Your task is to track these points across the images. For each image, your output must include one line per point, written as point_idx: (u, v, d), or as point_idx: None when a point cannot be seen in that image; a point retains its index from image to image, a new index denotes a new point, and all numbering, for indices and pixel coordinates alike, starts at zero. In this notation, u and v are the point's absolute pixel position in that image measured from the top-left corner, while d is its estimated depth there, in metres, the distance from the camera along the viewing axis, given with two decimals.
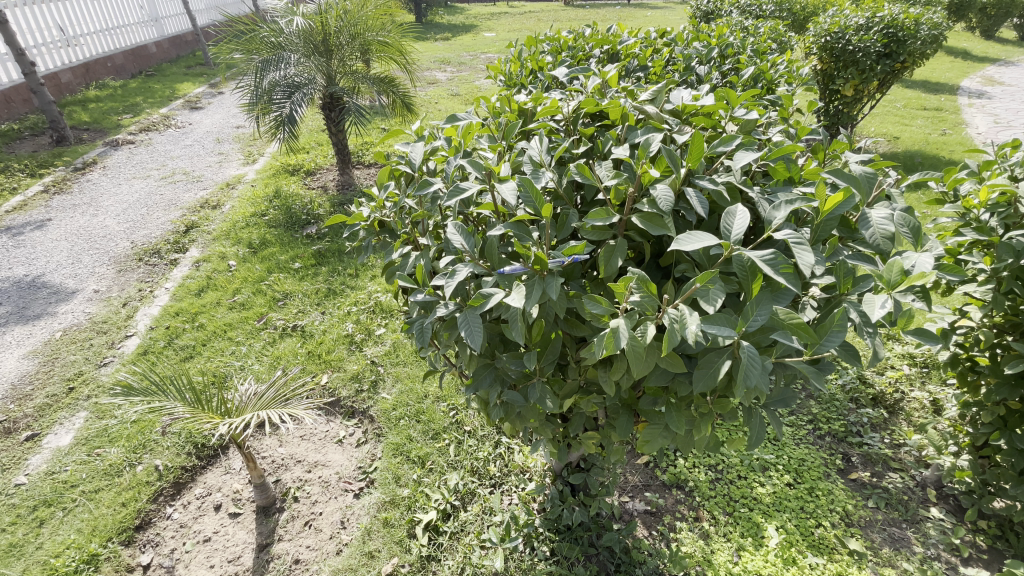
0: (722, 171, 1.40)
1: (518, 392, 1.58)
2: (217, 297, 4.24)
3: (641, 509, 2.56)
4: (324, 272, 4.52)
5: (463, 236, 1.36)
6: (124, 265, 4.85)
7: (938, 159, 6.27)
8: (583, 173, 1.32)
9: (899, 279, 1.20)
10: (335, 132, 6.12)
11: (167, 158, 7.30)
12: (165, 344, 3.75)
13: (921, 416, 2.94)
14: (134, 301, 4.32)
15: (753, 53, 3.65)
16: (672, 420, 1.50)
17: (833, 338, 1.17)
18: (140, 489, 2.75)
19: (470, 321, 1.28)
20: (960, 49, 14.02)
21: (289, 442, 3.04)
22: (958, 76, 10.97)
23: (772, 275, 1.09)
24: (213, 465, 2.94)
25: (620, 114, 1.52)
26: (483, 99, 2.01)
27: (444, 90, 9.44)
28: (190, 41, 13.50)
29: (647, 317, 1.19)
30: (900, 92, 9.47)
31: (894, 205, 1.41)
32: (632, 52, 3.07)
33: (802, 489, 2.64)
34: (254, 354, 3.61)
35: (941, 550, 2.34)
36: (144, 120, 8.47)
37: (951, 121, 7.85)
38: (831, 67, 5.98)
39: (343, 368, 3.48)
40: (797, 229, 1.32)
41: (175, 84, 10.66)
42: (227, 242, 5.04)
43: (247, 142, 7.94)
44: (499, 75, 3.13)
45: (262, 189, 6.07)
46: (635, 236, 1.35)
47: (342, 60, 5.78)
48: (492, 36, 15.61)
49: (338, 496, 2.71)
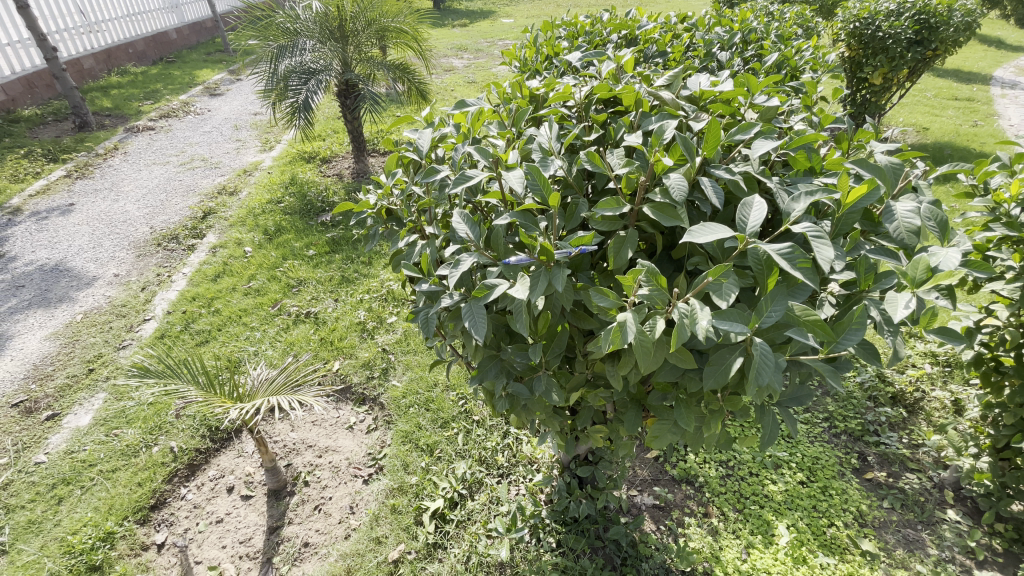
0: (739, 161, 1.35)
1: (523, 384, 1.56)
2: (232, 283, 4.29)
3: (650, 503, 2.54)
4: (337, 259, 4.53)
5: (468, 225, 1.34)
6: (143, 250, 4.94)
7: (969, 151, 6.04)
8: (594, 161, 1.29)
9: (924, 276, 1.14)
10: (351, 119, 6.10)
11: (186, 144, 7.39)
12: (182, 329, 3.81)
13: (941, 416, 2.85)
14: (152, 286, 4.40)
15: (777, 38, 3.53)
16: (681, 415, 1.47)
17: (852, 336, 1.12)
18: (156, 469, 2.81)
19: (475, 312, 1.26)
20: (996, 37, 13.47)
21: (301, 427, 3.08)
22: (992, 65, 10.51)
23: (789, 270, 1.04)
24: (226, 448, 2.99)
25: (634, 100, 1.47)
26: (494, 85, 1.98)
27: (460, 77, 9.36)
28: (210, 27, 13.57)
29: (657, 311, 1.16)
30: (931, 82, 9.13)
31: (921, 197, 1.34)
32: (651, 37, 2.99)
33: (815, 487, 2.59)
34: (268, 340, 3.65)
35: (956, 553, 2.28)
36: (164, 107, 8.57)
37: (984, 112, 7.55)
38: (858, 55, 5.77)
39: (354, 356, 3.50)
40: (816, 221, 1.26)
41: (195, 71, 10.75)
42: (243, 229, 5.09)
43: (264, 129, 7.99)
44: (514, 62, 3.07)
45: (278, 176, 6.11)
46: (646, 227, 1.31)
47: (358, 46, 5.74)
48: (511, 22, 15.42)
49: (347, 482, 2.74)
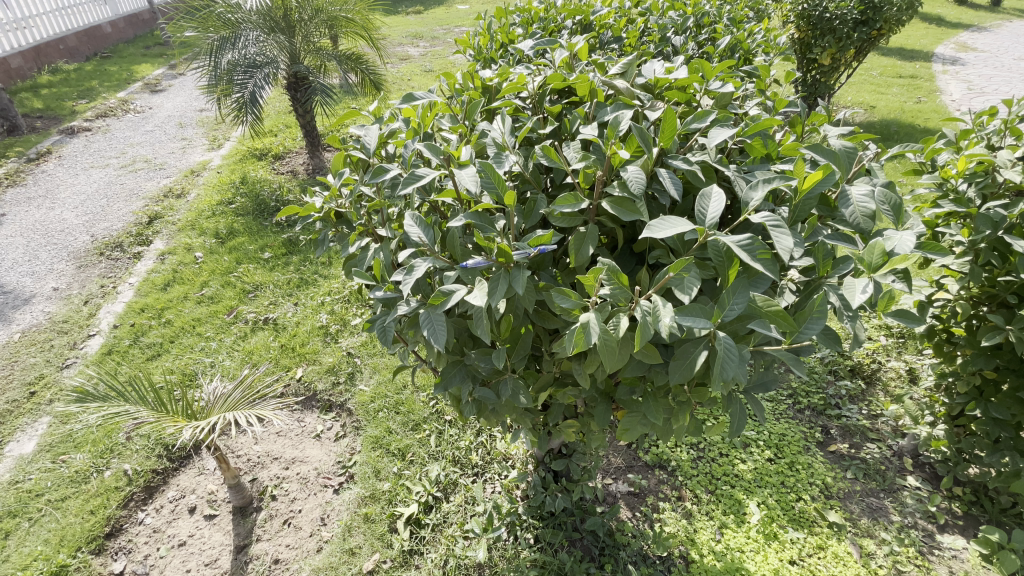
0: (696, 150, 1.32)
1: (489, 388, 1.51)
2: (183, 291, 4.07)
3: (625, 491, 2.56)
4: (295, 261, 4.37)
5: (422, 228, 1.27)
6: (85, 260, 4.63)
7: (913, 127, 6.28)
8: (550, 156, 1.24)
9: (881, 261, 1.14)
10: (302, 113, 5.86)
11: (126, 145, 6.96)
12: (131, 343, 3.60)
13: (897, 386, 2.97)
14: (96, 298, 4.14)
15: (729, 21, 3.54)
16: (651, 409, 1.45)
17: (814, 325, 1.11)
18: (109, 495, 2.66)
19: (433, 320, 1.20)
20: (935, 16, 14.00)
21: (265, 440, 2.97)
22: (932, 43, 10.95)
23: (749, 262, 1.02)
24: (185, 466, 2.84)
25: (588, 90, 1.42)
26: (445, 76, 1.90)
27: (416, 67, 9.12)
28: (148, 19, 12.81)
29: (620, 309, 1.13)
30: (876, 60, 9.46)
31: (874, 180, 1.35)
32: (606, 23, 2.94)
33: (783, 463, 2.65)
34: (225, 349, 3.49)
35: (918, 518, 2.38)
36: (101, 106, 8.04)
37: (926, 89, 7.86)
38: (808, 36, 5.89)
39: (318, 361, 3.38)
40: (775, 209, 1.25)
41: (133, 66, 10.12)
42: (193, 233, 4.83)
43: (211, 127, 7.60)
44: (468, 50, 2.98)
45: (228, 176, 5.82)
46: (606, 222, 1.27)
47: (306, 36, 5.50)
48: (465, 8, 15.11)
49: (317, 493, 2.65)
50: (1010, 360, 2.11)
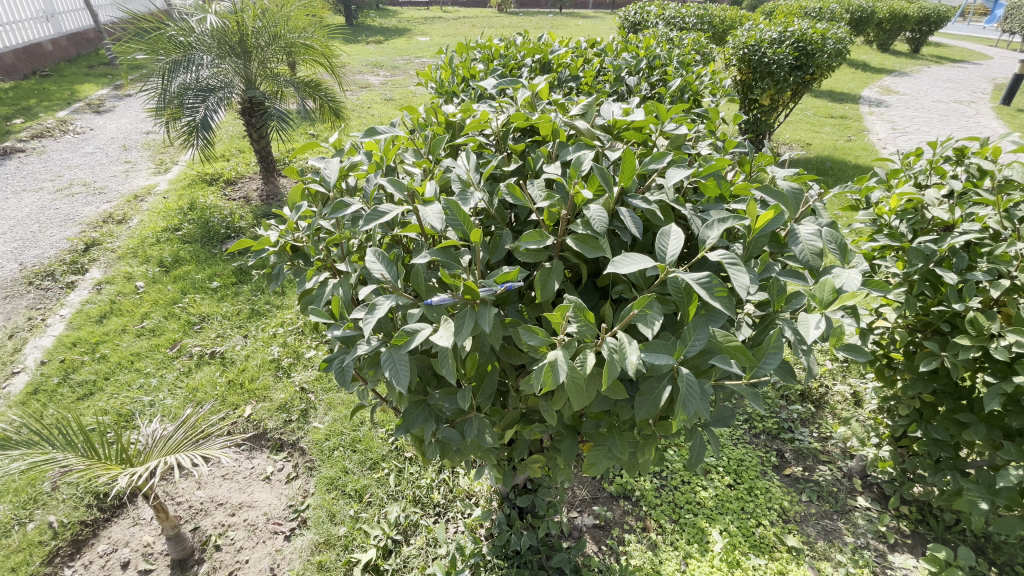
0: (655, 189, 1.37)
1: (453, 428, 1.47)
2: (122, 324, 3.81)
3: (590, 524, 2.52)
4: (246, 291, 4.18)
5: (384, 264, 1.24)
6: (10, 290, 4.26)
7: (845, 163, 6.79)
8: (515, 193, 1.25)
9: (830, 296, 1.20)
10: (257, 138, 5.71)
11: (63, 167, 6.56)
12: (59, 381, 3.31)
13: (844, 409, 3.11)
14: (22, 332, 3.80)
15: (679, 63, 3.77)
16: (617, 443, 1.45)
17: (771, 359, 1.15)
18: (31, 551, 2.40)
19: (395, 360, 1.16)
20: (861, 62, 15.33)
21: (209, 484, 2.77)
22: (859, 87, 11.98)
23: (708, 299, 1.04)
24: (118, 516, 2.60)
25: (550, 130, 1.46)
26: (408, 110, 1.92)
27: (376, 95, 9.13)
28: (92, 38, 12.40)
29: (586, 346, 1.13)
30: (811, 102, 10.25)
31: (819, 220, 1.44)
32: (563, 62, 3.05)
33: (742, 489, 2.69)
34: (166, 387, 3.27)
35: (870, 538, 2.46)
36: (36, 126, 7.59)
37: (854, 128, 8.53)
38: (749, 78, 6.33)
39: (269, 398, 3.21)
40: (730, 246, 1.30)
41: (74, 86, 9.65)
42: (134, 261, 4.56)
43: (158, 149, 7.29)
44: (429, 83, 3.00)
45: (175, 201, 5.56)
46: (570, 258, 1.29)
47: (263, 62, 5.42)
48: (426, 40, 15.42)
49: (266, 541, 2.47)
50: (946, 383, 2.25)
